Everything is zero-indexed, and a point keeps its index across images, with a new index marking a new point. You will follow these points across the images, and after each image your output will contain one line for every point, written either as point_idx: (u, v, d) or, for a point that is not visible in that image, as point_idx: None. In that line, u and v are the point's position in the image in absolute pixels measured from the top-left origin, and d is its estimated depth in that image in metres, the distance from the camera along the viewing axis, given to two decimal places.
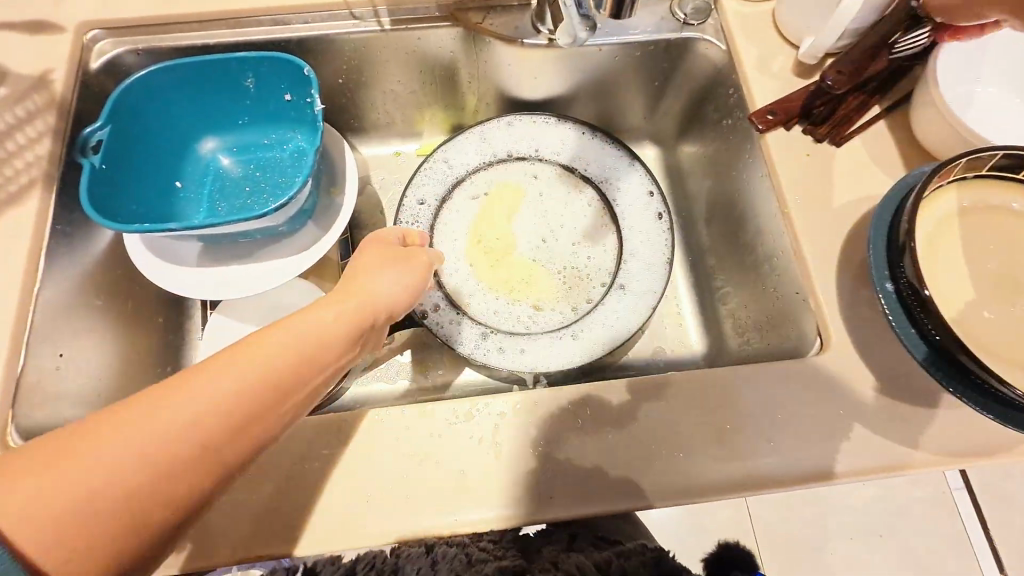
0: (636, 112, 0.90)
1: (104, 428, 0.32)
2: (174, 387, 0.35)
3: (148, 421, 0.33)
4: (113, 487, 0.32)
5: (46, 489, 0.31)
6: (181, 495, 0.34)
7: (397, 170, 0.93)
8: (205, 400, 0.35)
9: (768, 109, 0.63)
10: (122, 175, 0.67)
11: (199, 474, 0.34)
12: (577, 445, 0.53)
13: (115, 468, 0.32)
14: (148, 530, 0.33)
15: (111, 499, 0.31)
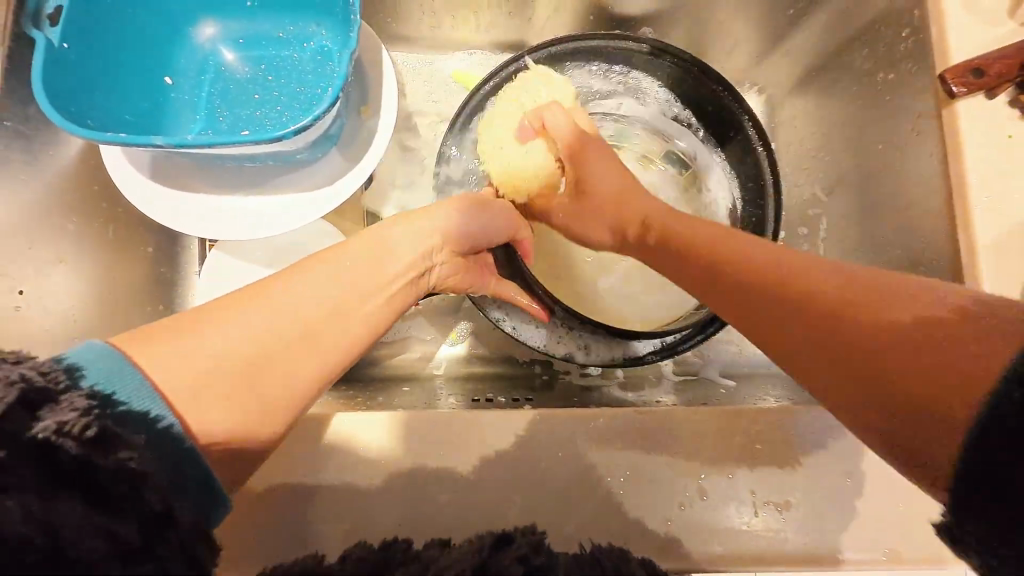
0: (749, 47, 0.70)
1: (197, 317, 0.32)
2: (205, 316, 0.33)
3: (267, 309, 0.34)
4: (231, 363, 0.31)
5: (174, 356, 0.30)
6: (315, 358, 0.35)
7: (436, 91, 0.75)
8: (302, 296, 0.36)
9: (968, 66, 0.48)
10: (95, 60, 0.51)
11: (336, 336, 0.37)
12: (658, 487, 0.42)
13: (249, 334, 0.32)
14: (281, 401, 0.33)
15: (227, 371, 0.31)
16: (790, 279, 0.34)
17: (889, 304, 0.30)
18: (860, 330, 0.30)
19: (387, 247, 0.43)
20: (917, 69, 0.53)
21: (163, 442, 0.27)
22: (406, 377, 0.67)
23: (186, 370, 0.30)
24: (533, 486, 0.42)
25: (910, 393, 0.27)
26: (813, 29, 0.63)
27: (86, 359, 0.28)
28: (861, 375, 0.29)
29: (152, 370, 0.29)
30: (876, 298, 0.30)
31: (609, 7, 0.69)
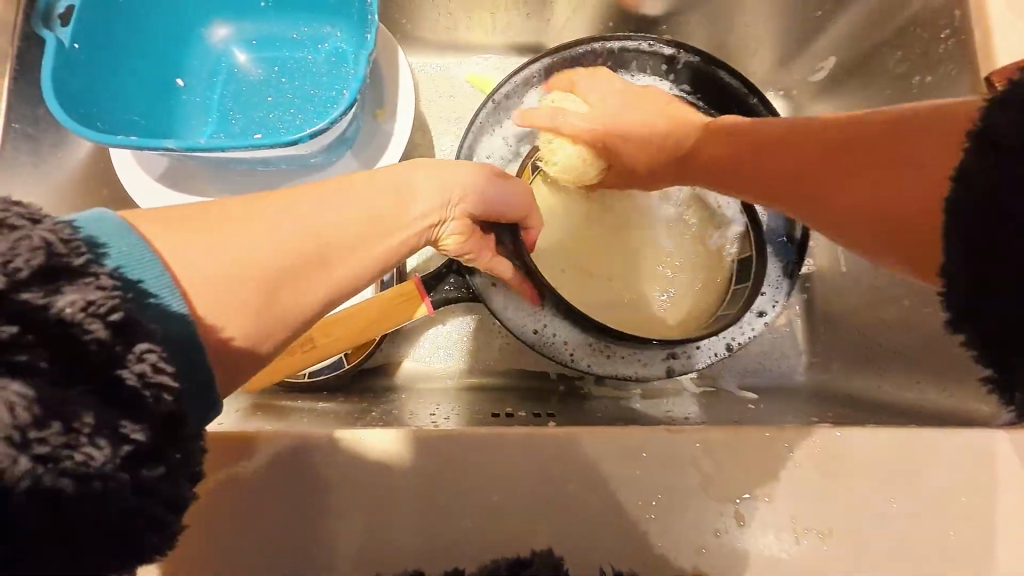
0: (774, 50, 0.68)
1: (216, 224, 0.30)
2: (223, 223, 0.31)
3: (284, 214, 0.33)
4: (257, 271, 0.31)
5: (197, 254, 0.29)
6: (321, 280, 0.35)
7: (452, 93, 0.73)
8: (317, 212, 0.35)
9: (1017, 68, 0.45)
10: (106, 62, 0.50)
11: (347, 268, 0.36)
12: (690, 510, 0.40)
13: (270, 246, 0.32)
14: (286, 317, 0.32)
15: (251, 280, 0.30)
16: (819, 130, 0.41)
17: (899, 118, 0.37)
18: (839, 151, 0.39)
19: (400, 189, 0.41)
20: (957, 71, 0.51)
21: (185, 339, 0.25)
22: (421, 388, 0.65)
23: (218, 267, 0.29)
24: (558, 509, 0.40)
25: (887, 218, 0.36)
26: (843, 31, 0.61)
27: (102, 233, 0.25)
28: (882, 206, 0.36)
29: (170, 260, 0.28)
30: (854, 131, 0.39)
31: (629, 8, 0.67)
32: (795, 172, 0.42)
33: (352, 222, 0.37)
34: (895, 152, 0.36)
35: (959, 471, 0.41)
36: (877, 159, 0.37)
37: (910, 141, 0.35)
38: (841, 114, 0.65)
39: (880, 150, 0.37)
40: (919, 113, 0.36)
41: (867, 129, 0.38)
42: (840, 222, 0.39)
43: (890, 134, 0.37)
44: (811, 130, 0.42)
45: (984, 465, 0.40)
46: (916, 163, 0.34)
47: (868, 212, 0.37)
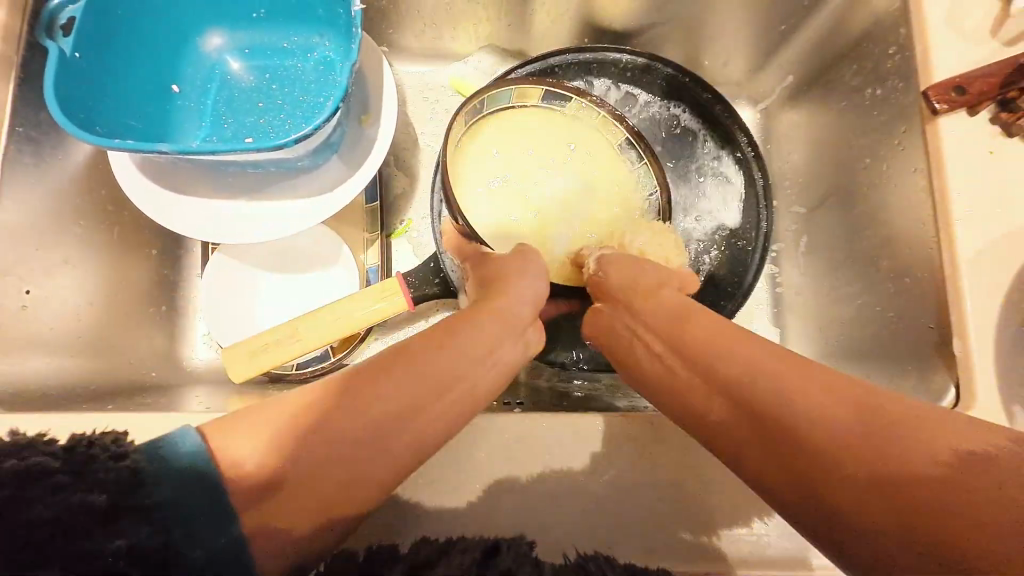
0: (742, 61, 0.72)
1: (266, 405, 0.35)
2: (270, 404, 0.35)
3: (352, 402, 0.35)
4: (309, 489, 0.33)
5: (228, 437, 0.34)
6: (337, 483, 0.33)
7: (437, 100, 0.77)
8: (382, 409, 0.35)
9: (951, 84, 0.49)
10: (105, 70, 0.53)
11: (398, 453, 0.35)
12: (643, 490, 0.43)
13: (283, 440, 0.33)
14: (345, 503, 0.34)
15: (284, 474, 0.33)
16: (819, 434, 0.32)
17: (889, 457, 0.30)
18: (880, 490, 0.30)
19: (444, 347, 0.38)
20: (904, 85, 0.54)
21: (183, 521, 0.31)
22: None
23: (246, 455, 0.33)
24: (523, 489, 0.43)
25: (941, 531, 0.28)
26: (804, 45, 0.65)
27: (144, 438, 0.34)
28: (902, 516, 0.29)
29: (217, 449, 0.33)
30: (874, 497, 0.30)
31: (605, 20, 0.71)
32: (797, 423, 0.32)
33: (414, 392, 0.36)
34: (921, 521, 0.29)
35: None
36: (906, 494, 0.29)
37: (909, 462, 0.30)
38: (803, 124, 0.69)
39: (912, 478, 0.29)
40: (931, 467, 0.29)
41: (884, 486, 0.30)
42: (863, 513, 0.30)
43: (918, 479, 0.29)
44: (837, 427, 0.31)
45: None
46: (955, 508, 0.28)
47: (902, 538, 0.29)
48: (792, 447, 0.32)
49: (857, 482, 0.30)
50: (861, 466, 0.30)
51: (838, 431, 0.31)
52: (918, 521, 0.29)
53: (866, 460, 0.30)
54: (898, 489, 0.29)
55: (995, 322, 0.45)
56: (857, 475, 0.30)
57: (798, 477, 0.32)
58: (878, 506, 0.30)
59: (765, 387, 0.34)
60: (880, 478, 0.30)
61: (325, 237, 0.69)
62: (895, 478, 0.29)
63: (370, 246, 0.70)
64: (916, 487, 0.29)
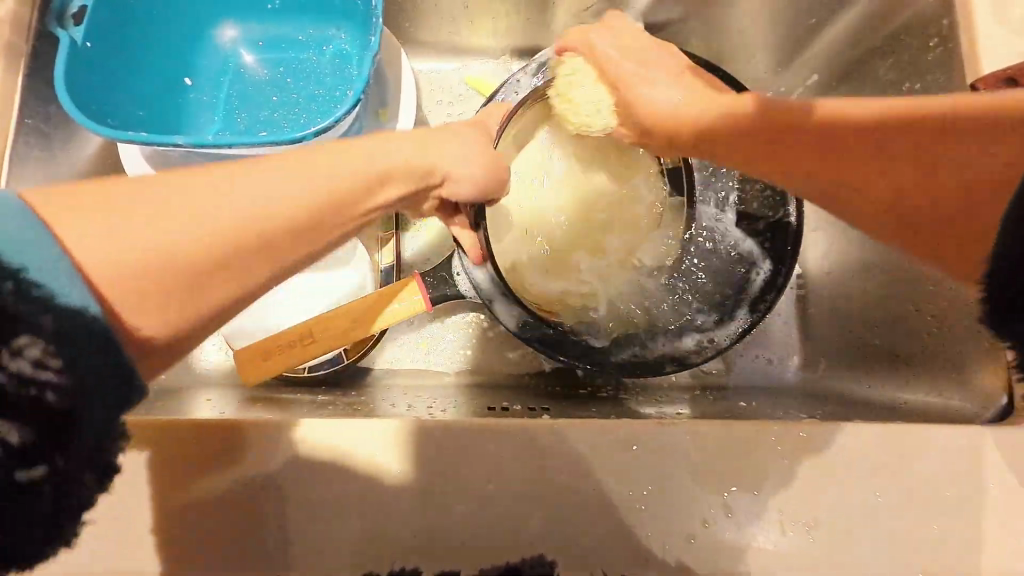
0: (769, 57, 0.70)
1: (127, 184, 0.29)
2: (127, 189, 0.29)
3: (246, 180, 0.31)
4: (219, 220, 0.29)
5: (93, 234, 0.27)
6: (258, 266, 0.31)
7: (453, 95, 0.75)
8: (247, 194, 0.30)
9: (1002, 76, 0.46)
10: (118, 61, 0.51)
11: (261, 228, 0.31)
12: (681, 501, 0.41)
13: (147, 246, 0.28)
14: (239, 255, 0.30)
15: (163, 273, 0.28)
16: (914, 150, 0.37)
17: (928, 126, 0.36)
18: (910, 154, 0.37)
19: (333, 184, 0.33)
20: (946, 79, 0.52)
21: (70, 332, 0.27)
22: (423, 384, 0.66)
23: (144, 238, 0.28)
24: (552, 499, 0.41)
25: (928, 219, 0.38)
26: (835, 39, 0.63)
27: None
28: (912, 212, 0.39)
29: (74, 248, 0.27)
30: (930, 180, 0.37)
31: (628, 14, 0.69)
32: (890, 155, 0.37)
33: (253, 215, 0.30)
34: (965, 189, 0.36)
35: (945, 467, 0.41)
36: (956, 192, 0.37)
37: (945, 188, 0.37)
38: None
39: (943, 162, 0.36)
40: (936, 125, 0.36)
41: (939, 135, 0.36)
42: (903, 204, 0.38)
43: (947, 142, 0.36)
44: (941, 117, 0.36)
45: (971, 462, 0.41)
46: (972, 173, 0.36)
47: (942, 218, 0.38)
48: (863, 183, 0.38)
49: (892, 184, 0.38)
50: (917, 182, 0.37)
51: (908, 145, 0.37)
52: (929, 162, 0.37)
53: (934, 140, 0.36)
54: (955, 191, 0.37)
55: None
56: (913, 197, 0.38)
57: (843, 203, 0.40)
58: (925, 181, 0.37)
59: (863, 142, 0.37)
60: (916, 204, 0.38)
61: None
62: (937, 180, 0.37)
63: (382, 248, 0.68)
64: (958, 182, 0.36)
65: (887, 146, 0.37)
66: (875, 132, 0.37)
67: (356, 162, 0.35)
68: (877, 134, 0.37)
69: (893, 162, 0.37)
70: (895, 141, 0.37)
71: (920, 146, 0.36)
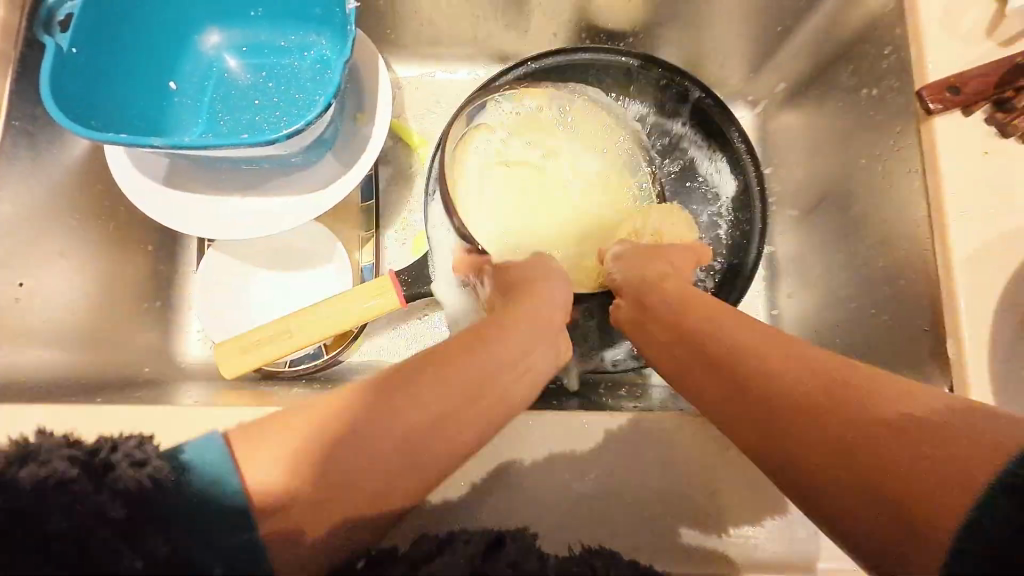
0: (739, 63, 0.72)
1: (266, 430, 0.33)
2: (264, 428, 0.33)
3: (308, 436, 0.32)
4: (309, 476, 0.31)
5: (252, 447, 0.32)
6: (352, 499, 0.32)
7: (434, 100, 0.77)
8: (371, 454, 0.33)
9: (946, 84, 0.48)
10: (102, 65, 0.54)
11: (359, 464, 0.32)
12: (631, 487, 0.43)
13: (271, 473, 0.31)
14: (313, 484, 0.31)
15: (298, 478, 0.31)
16: (819, 407, 0.32)
17: (854, 424, 0.30)
18: (810, 456, 0.31)
19: (413, 419, 0.34)
20: (899, 85, 0.54)
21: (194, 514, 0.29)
22: None
23: (263, 478, 0.31)
24: (510, 486, 0.43)
25: (880, 478, 0.28)
26: (800, 47, 0.65)
27: (106, 440, 0.31)
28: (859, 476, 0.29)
29: (240, 464, 0.31)
30: (873, 455, 0.29)
31: (602, 22, 0.71)
32: (772, 432, 0.33)
33: (397, 445, 0.33)
34: (911, 501, 0.27)
35: None
36: (869, 467, 0.29)
37: (874, 452, 0.29)
38: (800, 124, 0.69)
39: (871, 440, 0.29)
40: (869, 418, 0.30)
41: (884, 429, 0.29)
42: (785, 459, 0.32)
43: (885, 420, 0.30)
44: (848, 404, 0.31)
45: None
46: (922, 477, 0.27)
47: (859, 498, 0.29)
48: (769, 412, 0.33)
49: (762, 417, 0.34)
50: (792, 409, 0.33)
51: (800, 404, 0.32)
52: (834, 414, 0.31)
53: (831, 413, 0.31)
54: (861, 488, 0.29)
55: (988, 325, 0.45)
56: (817, 431, 0.31)
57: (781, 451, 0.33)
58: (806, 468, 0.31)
59: (775, 376, 0.34)
60: (855, 439, 0.30)
61: (318, 234, 0.70)
62: (872, 461, 0.29)
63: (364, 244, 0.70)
64: (891, 467, 0.28)
65: (758, 390, 0.34)
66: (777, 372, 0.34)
67: (484, 366, 0.38)
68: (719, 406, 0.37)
69: (760, 412, 0.34)
70: (771, 446, 0.33)
71: (801, 429, 0.32)
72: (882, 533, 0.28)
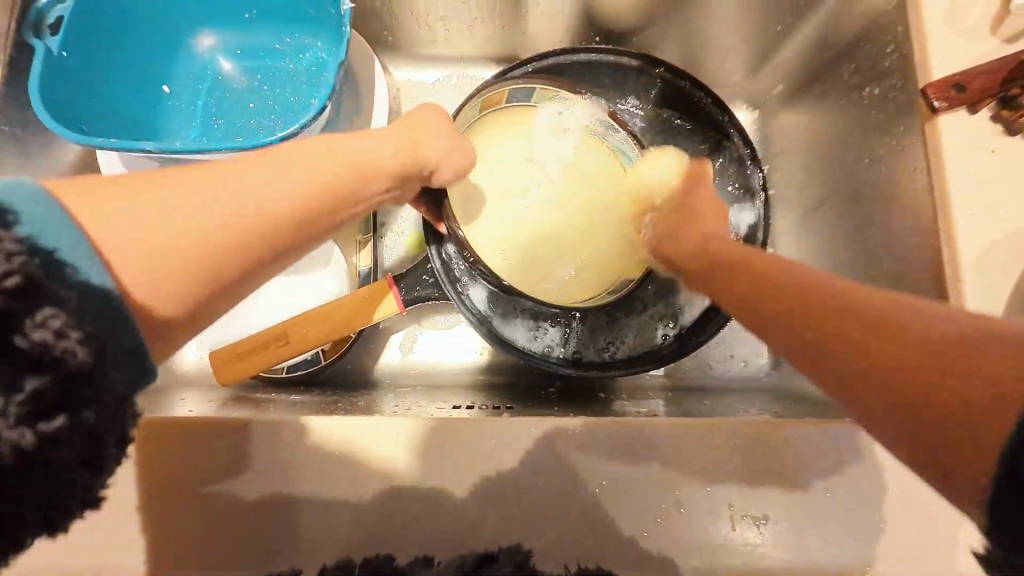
0: (739, 63, 0.71)
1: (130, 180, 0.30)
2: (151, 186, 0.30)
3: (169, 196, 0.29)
4: (199, 239, 0.29)
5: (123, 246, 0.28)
6: (261, 245, 0.32)
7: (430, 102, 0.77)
8: (211, 216, 0.30)
9: (949, 82, 0.48)
10: (93, 69, 0.53)
11: (201, 233, 0.30)
12: (636, 497, 0.42)
13: (182, 228, 0.29)
14: (222, 253, 0.30)
15: (183, 263, 0.29)
16: (940, 361, 0.25)
17: (929, 358, 0.25)
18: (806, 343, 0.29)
19: (242, 188, 0.31)
20: (901, 83, 0.54)
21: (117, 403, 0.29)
22: (390, 387, 0.66)
23: (178, 225, 0.29)
24: (510, 495, 0.42)
25: (936, 430, 0.24)
26: (800, 46, 0.65)
27: (32, 224, 0.26)
28: (913, 400, 0.25)
29: (103, 240, 0.28)
30: (903, 375, 0.25)
31: (600, 22, 0.71)
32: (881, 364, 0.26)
33: (199, 202, 0.30)
34: (927, 383, 0.25)
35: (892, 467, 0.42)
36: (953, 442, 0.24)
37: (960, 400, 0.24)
38: (802, 123, 0.68)
39: (946, 386, 0.24)
40: (938, 340, 0.25)
41: (928, 359, 0.25)
42: (898, 432, 0.26)
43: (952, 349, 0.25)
44: (907, 334, 0.26)
45: None
46: (967, 425, 0.24)
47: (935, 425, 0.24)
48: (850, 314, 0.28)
49: (865, 346, 0.27)
50: (906, 371, 0.25)
51: (899, 383, 0.25)
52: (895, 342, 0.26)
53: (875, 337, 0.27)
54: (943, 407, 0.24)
55: None
56: (901, 365, 0.26)
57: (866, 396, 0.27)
58: (892, 414, 0.26)
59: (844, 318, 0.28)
60: (929, 389, 0.25)
61: None
62: (934, 400, 0.24)
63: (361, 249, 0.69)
64: (945, 396, 0.24)
65: (881, 334, 0.27)
66: (891, 343, 0.26)
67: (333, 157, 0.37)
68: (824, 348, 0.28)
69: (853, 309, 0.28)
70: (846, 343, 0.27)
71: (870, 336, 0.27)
72: (968, 441, 0.24)
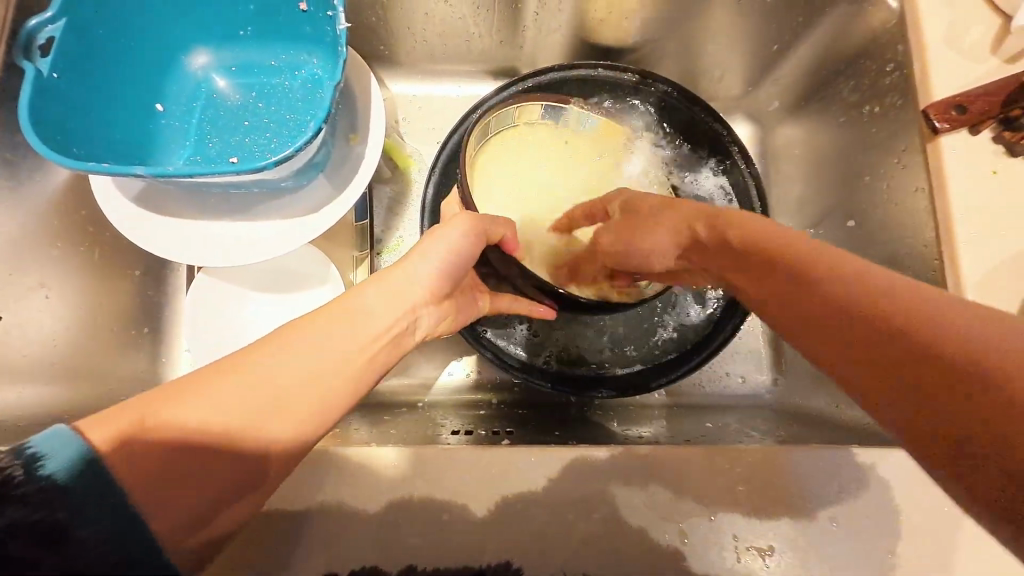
0: (737, 78, 0.71)
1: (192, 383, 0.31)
2: (164, 399, 0.30)
3: (205, 393, 0.31)
4: (238, 419, 0.31)
5: (152, 429, 0.29)
6: (285, 423, 0.33)
7: (427, 118, 0.76)
8: (239, 398, 0.32)
9: (952, 102, 0.47)
10: (85, 89, 0.52)
11: (312, 408, 0.35)
12: (640, 526, 0.41)
13: (205, 416, 0.30)
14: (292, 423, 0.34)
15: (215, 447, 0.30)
16: (913, 332, 0.27)
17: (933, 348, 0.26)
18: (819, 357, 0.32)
19: (332, 340, 0.37)
20: (902, 102, 0.53)
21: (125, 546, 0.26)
22: (389, 408, 0.65)
23: (197, 428, 0.30)
24: (511, 526, 0.42)
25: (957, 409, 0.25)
26: (798, 64, 0.65)
27: (46, 438, 0.27)
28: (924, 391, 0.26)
29: (132, 452, 0.28)
30: (929, 372, 0.26)
31: (597, 38, 0.70)
32: (863, 337, 0.29)
33: (280, 385, 0.33)
34: (928, 362, 0.26)
35: (891, 490, 0.42)
36: (968, 423, 0.24)
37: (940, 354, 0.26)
38: (799, 138, 0.68)
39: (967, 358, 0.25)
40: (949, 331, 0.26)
41: (945, 355, 0.26)
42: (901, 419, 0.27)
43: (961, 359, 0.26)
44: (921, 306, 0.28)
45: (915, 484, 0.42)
46: (989, 381, 0.24)
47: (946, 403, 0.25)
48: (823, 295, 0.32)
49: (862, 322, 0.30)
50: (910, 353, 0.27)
51: (883, 333, 0.28)
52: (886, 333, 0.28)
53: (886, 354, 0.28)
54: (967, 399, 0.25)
55: None
56: (888, 357, 0.28)
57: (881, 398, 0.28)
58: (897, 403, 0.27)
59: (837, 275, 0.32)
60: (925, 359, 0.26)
61: (313, 258, 0.68)
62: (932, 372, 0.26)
63: (358, 267, 0.69)
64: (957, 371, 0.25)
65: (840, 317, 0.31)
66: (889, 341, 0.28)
67: (375, 314, 0.41)
68: (832, 318, 0.31)
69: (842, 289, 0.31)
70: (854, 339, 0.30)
71: (864, 335, 0.29)
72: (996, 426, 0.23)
